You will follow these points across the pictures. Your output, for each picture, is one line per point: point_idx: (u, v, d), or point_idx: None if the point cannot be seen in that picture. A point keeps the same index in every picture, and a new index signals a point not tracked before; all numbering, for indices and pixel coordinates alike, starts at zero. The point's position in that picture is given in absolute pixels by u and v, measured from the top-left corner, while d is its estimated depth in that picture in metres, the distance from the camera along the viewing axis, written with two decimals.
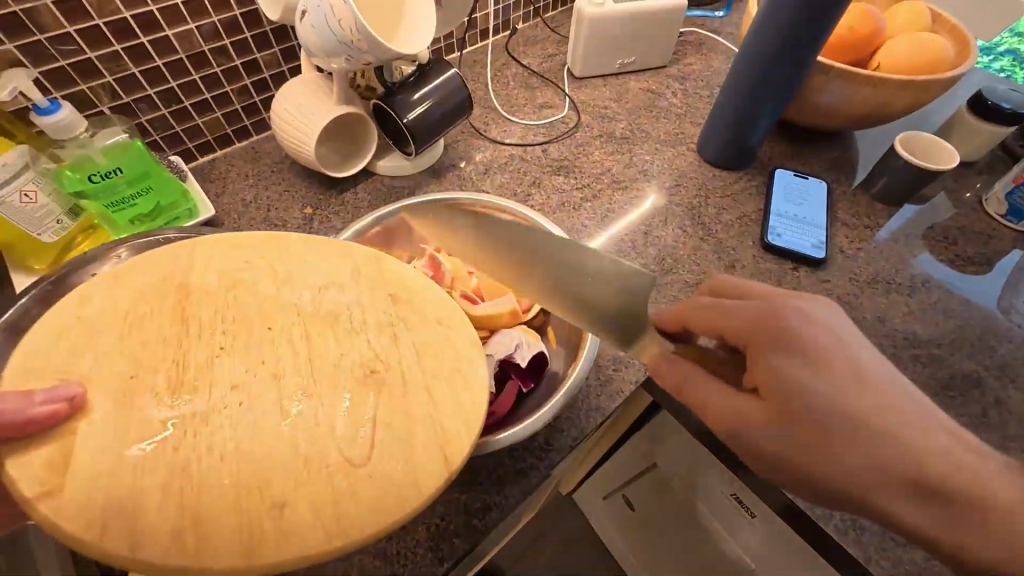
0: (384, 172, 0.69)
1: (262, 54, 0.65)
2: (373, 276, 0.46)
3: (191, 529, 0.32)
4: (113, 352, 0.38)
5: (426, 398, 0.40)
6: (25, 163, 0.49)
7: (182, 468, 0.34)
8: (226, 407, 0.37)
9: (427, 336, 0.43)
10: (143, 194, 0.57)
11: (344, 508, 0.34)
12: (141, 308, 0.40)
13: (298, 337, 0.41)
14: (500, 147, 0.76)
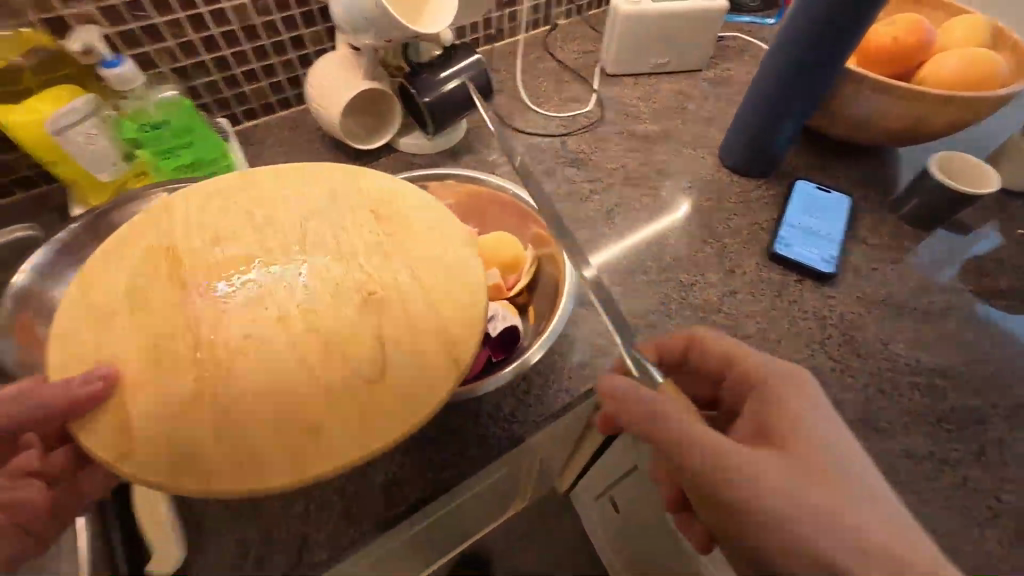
0: (404, 149, 0.72)
1: (307, 31, 0.71)
2: (355, 199, 0.50)
3: (249, 462, 0.36)
4: (134, 325, 0.41)
5: (410, 307, 0.44)
6: (90, 109, 0.56)
7: (214, 415, 0.38)
8: (243, 353, 0.40)
9: (411, 250, 0.47)
10: (189, 146, 0.64)
11: (373, 420, 0.39)
12: (152, 275, 0.44)
13: (295, 260, 0.45)
14: (520, 136, 0.78)
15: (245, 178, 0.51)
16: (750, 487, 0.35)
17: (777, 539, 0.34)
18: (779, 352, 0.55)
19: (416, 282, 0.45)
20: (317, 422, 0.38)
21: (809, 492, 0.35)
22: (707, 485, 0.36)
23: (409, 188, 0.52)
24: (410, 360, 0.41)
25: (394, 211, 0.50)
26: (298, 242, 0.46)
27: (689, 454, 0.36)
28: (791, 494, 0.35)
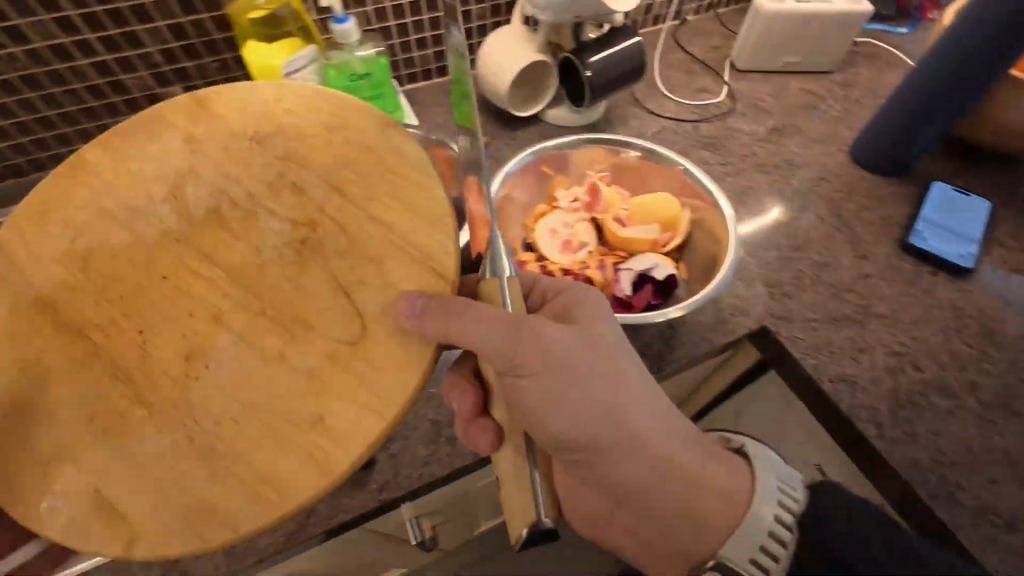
0: (551, 120, 0.80)
1: (475, 7, 0.77)
2: (249, 152, 0.51)
3: (261, 486, 0.42)
4: (73, 407, 0.45)
5: (335, 269, 0.48)
6: (309, 58, 0.67)
7: (200, 453, 0.43)
8: (189, 379, 0.45)
9: (313, 210, 0.50)
10: (377, 99, 0.72)
11: (330, 381, 0.44)
12: (74, 354, 0.47)
13: (189, 263, 0.49)
14: (654, 118, 0.83)
15: (101, 212, 0.51)
16: (549, 357, 0.44)
17: (564, 395, 0.45)
18: (915, 334, 0.58)
19: (378, 213, 0.49)
20: (314, 412, 0.43)
21: (592, 364, 0.46)
22: (510, 366, 0.43)
23: (284, 86, 0.55)
24: (346, 335, 0.45)
25: (279, 141, 0.52)
26: (212, 232, 0.50)
27: (500, 348, 0.43)
28: (586, 398, 0.45)
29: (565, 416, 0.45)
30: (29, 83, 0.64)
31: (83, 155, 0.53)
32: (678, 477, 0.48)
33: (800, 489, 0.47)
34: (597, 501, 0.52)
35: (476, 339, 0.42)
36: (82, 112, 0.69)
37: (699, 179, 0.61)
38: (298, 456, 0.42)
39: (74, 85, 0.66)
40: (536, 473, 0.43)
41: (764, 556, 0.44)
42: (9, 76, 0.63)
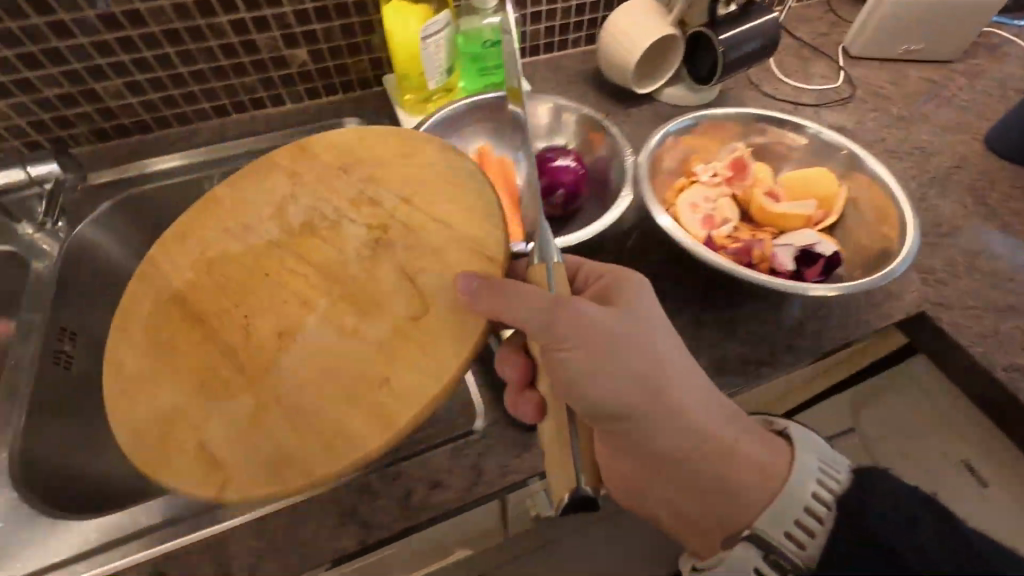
0: (667, 99, 0.79)
1: None
2: (331, 171, 0.60)
3: (334, 438, 0.44)
4: (183, 378, 0.50)
5: (407, 267, 0.53)
6: (444, 24, 0.66)
7: (286, 411, 0.46)
8: (286, 350, 0.50)
9: (383, 222, 0.56)
10: (504, 65, 0.72)
11: (401, 350, 0.47)
12: (190, 334, 0.52)
13: (287, 263, 0.55)
14: (770, 101, 0.81)
15: (220, 226, 0.59)
16: (583, 332, 0.42)
17: (604, 362, 0.42)
18: None
19: (440, 214, 0.55)
20: (381, 375, 0.46)
21: (624, 333, 0.43)
22: (540, 333, 0.42)
23: (368, 130, 0.63)
24: (410, 316, 0.49)
25: (364, 168, 0.60)
26: (305, 239, 0.57)
27: (534, 323, 0.42)
28: (619, 367, 0.42)
29: (597, 386, 0.41)
30: (170, 38, 0.64)
31: (212, 194, 0.61)
32: (717, 452, 0.42)
33: (841, 469, 0.40)
34: (629, 474, 0.47)
35: (517, 313, 0.42)
36: (212, 70, 0.70)
37: (860, 156, 0.58)
38: (362, 410, 0.45)
39: (210, 42, 0.66)
40: (577, 445, 0.41)
41: (793, 535, 0.38)
42: (154, 29, 0.63)
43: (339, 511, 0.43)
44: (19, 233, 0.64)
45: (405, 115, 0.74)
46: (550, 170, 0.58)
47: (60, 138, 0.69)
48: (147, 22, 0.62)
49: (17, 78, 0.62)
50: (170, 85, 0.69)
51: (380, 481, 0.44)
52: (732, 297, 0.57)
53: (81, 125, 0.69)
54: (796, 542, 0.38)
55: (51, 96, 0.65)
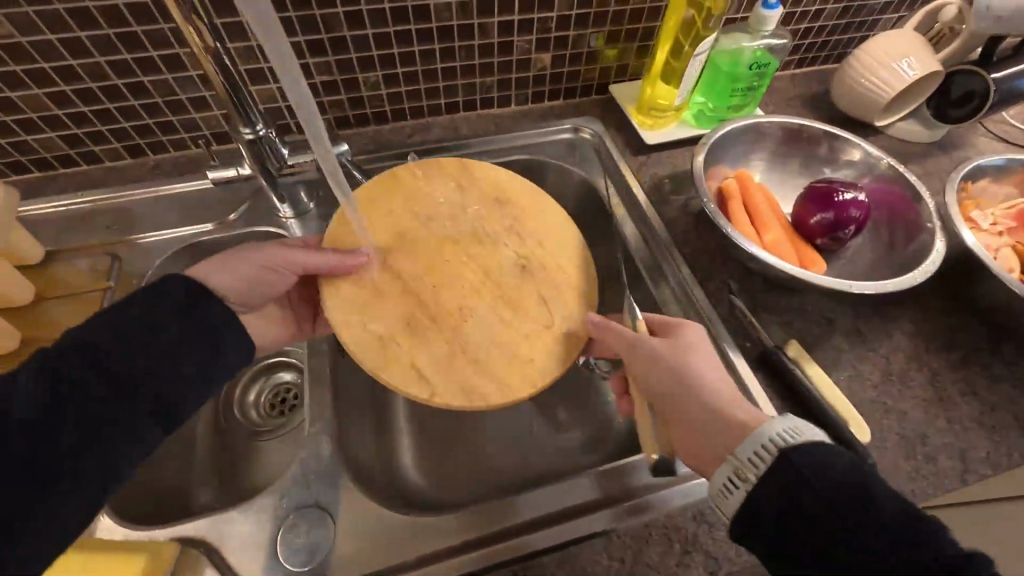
0: (897, 132, 0.75)
1: (832, 7, 0.75)
2: (481, 186, 0.57)
3: (505, 384, 0.46)
4: (386, 313, 0.48)
5: (550, 297, 0.51)
6: (706, 48, 0.65)
7: (466, 351, 0.48)
8: (465, 315, 0.49)
9: (533, 259, 0.53)
10: (752, 90, 0.70)
11: (546, 341, 0.49)
12: (377, 284, 0.49)
13: (460, 256, 0.52)
14: (1002, 143, 0.78)
15: (393, 204, 0.54)
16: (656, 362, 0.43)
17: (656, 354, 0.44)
18: None
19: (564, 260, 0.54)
20: (529, 354, 0.48)
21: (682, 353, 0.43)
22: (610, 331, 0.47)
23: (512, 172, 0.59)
24: (548, 322, 0.50)
25: (511, 202, 0.56)
26: (468, 245, 0.53)
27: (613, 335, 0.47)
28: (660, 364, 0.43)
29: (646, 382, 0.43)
30: (442, 34, 0.64)
31: (398, 171, 0.57)
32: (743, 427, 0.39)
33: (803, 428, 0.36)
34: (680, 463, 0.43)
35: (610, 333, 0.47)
36: (463, 68, 0.70)
37: None
38: (521, 378, 0.47)
39: (474, 41, 0.66)
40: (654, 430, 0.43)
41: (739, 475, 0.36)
42: (432, 25, 0.63)
43: (681, 539, 0.43)
44: (279, 216, 0.65)
45: (638, 126, 0.74)
46: (838, 205, 0.57)
47: None
48: (429, 18, 0.62)
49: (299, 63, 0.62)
50: (421, 79, 0.70)
51: (714, 511, 0.44)
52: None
53: (330, 112, 0.70)
54: (743, 480, 0.36)
55: (318, 82, 0.66)
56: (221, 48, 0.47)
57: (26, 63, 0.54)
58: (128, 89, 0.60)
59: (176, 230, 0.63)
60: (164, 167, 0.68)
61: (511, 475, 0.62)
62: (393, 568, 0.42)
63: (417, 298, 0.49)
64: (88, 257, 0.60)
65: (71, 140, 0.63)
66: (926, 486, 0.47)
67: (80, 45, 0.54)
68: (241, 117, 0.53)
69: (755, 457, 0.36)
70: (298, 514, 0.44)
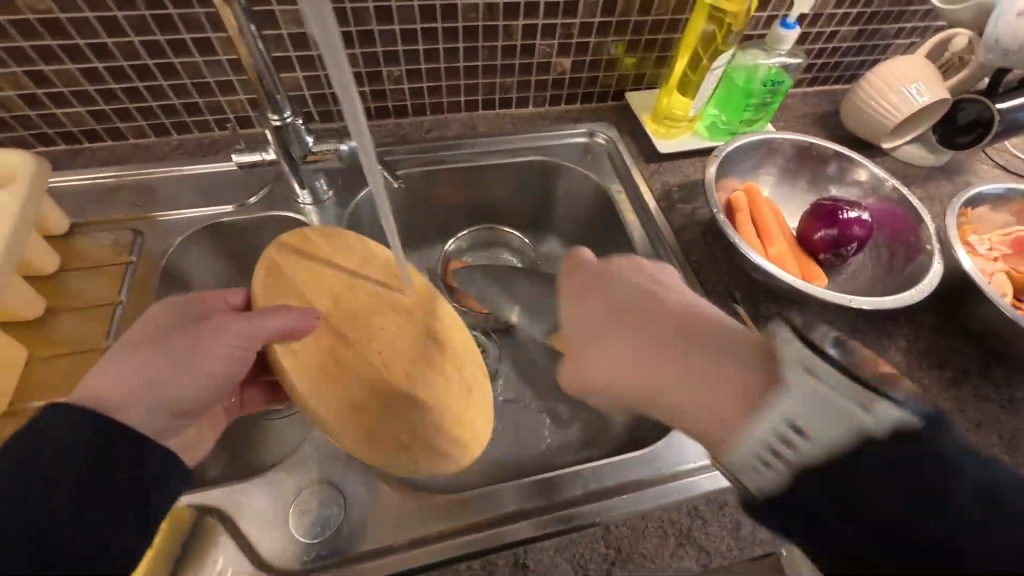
0: (901, 155, 0.78)
1: (846, 29, 0.77)
2: (377, 262, 0.54)
3: (456, 442, 0.49)
4: (340, 393, 0.47)
5: (466, 364, 0.53)
6: (723, 63, 0.67)
7: (420, 419, 0.48)
8: (409, 384, 0.49)
9: (440, 325, 0.53)
10: (765, 106, 0.72)
11: (472, 400, 0.51)
12: (328, 364, 0.48)
13: (382, 334, 0.51)
14: (1001, 170, 0.81)
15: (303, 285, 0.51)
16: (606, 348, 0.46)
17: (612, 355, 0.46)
18: None
19: (460, 331, 0.55)
20: (467, 415, 0.50)
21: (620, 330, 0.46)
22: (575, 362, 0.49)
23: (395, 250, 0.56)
24: (470, 381, 0.53)
25: (401, 276, 0.54)
26: (383, 321, 0.51)
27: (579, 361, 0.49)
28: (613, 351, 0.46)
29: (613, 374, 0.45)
30: (467, 34, 0.66)
31: (303, 243, 0.53)
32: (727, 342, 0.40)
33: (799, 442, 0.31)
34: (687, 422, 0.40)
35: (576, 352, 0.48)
36: (485, 68, 0.71)
37: None
38: (454, 439, 0.49)
39: (498, 42, 0.68)
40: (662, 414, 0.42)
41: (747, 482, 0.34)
42: (458, 25, 0.65)
43: (676, 531, 0.44)
44: (298, 202, 0.67)
45: (651, 134, 0.76)
46: (842, 222, 0.59)
47: (330, 112, 0.71)
48: (456, 17, 0.64)
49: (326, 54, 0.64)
50: (443, 76, 0.71)
51: (709, 508, 0.46)
52: (1013, 376, 0.57)
53: (352, 103, 0.71)
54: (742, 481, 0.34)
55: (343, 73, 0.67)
56: (254, 29, 0.48)
57: (62, 38, 0.55)
58: (157, 69, 0.61)
59: (196, 210, 0.64)
60: (187, 147, 0.69)
61: (511, 467, 0.64)
62: (403, 545, 0.44)
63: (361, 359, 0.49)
64: (109, 231, 0.61)
65: (97, 115, 0.64)
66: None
67: (116, 24, 0.56)
68: (270, 103, 0.54)
69: (758, 467, 0.33)
70: (314, 490, 0.46)
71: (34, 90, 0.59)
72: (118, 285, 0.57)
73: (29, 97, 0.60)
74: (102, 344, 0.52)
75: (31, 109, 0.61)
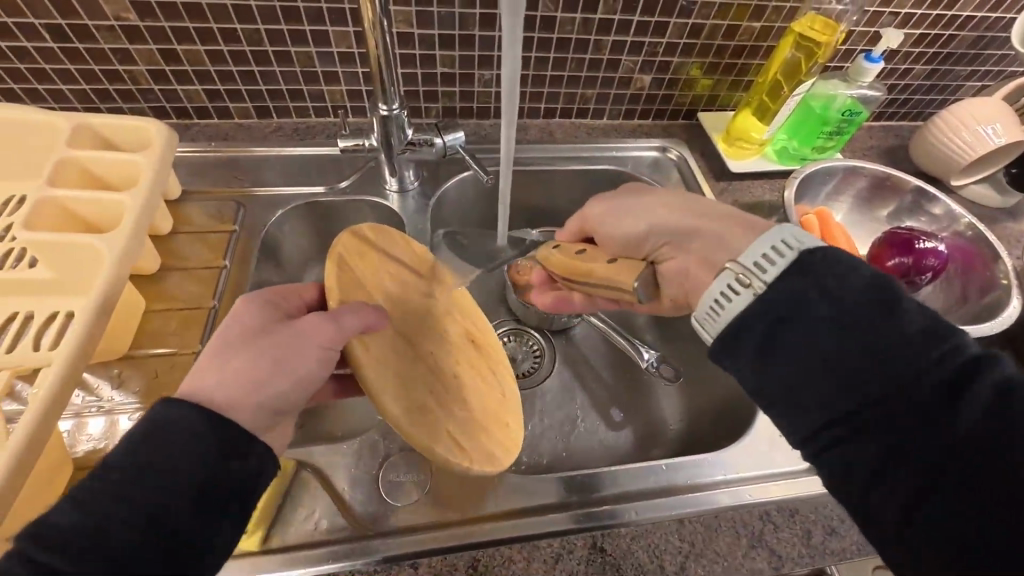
0: (969, 194, 0.79)
1: (920, 67, 0.79)
2: (417, 265, 0.53)
3: (501, 442, 0.48)
4: (400, 388, 0.44)
5: (499, 368, 0.53)
6: (803, 91, 0.69)
7: (470, 417, 0.47)
8: (457, 384, 0.49)
9: (483, 337, 0.54)
10: (839, 134, 0.74)
11: (507, 402, 0.51)
12: (388, 358, 0.45)
13: (428, 335, 0.49)
14: None
15: (359, 275, 0.48)
16: (636, 223, 0.48)
17: (638, 220, 0.48)
18: None
19: (489, 337, 0.55)
20: (505, 418, 0.50)
21: (669, 215, 0.46)
22: (608, 221, 0.50)
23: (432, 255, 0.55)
24: (504, 389, 0.52)
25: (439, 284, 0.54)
26: (427, 322, 0.50)
27: (575, 215, 0.54)
28: (671, 230, 0.46)
29: (622, 231, 0.49)
30: (559, 45, 0.70)
31: (354, 232, 0.50)
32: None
33: (810, 238, 0.37)
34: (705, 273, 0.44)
35: (639, 223, 0.48)
36: (569, 78, 0.75)
37: None
38: (498, 442, 0.48)
39: (587, 55, 0.71)
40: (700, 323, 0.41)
41: (744, 276, 0.38)
42: (553, 36, 0.68)
43: (747, 533, 0.46)
44: (385, 188, 0.70)
45: (722, 153, 0.78)
46: (917, 252, 0.60)
47: (419, 108, 0.74)
48: (552, 28, 0.67)
49: (427, 54, 0.67)
50: (529, 82, 0.74)
51: (780, 515, 0.48)
52: None
53: (441, 102, 0.74)
54: (746, 286, 0.37)
55: (438, 73, 0.70)
56: (385, 24, 0.52)
57: (199, 22, 0.60)
58: (274, 56, 0.65)
59: (297, 187, 0.69)
60: (285, 130, 0.73)
61: (570, 462, 0.66)
62: (489, 518, 0.46)
63: (422, 358, 0.47)
64: (214, 202, 0.66)
65: (211, 94, 0.69)
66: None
67: (248, 13, 0.60)
68: (382, 94, 0.59)
69: (763, 260, 0.37)
70: (398, 455, 0.50)
71: (162, 67, 0.64)
72: (221, 250, 0.61)
73: (157, 73, 0.65)
74: (208, 303, 0.56)
75: (155, 84, 0.66)
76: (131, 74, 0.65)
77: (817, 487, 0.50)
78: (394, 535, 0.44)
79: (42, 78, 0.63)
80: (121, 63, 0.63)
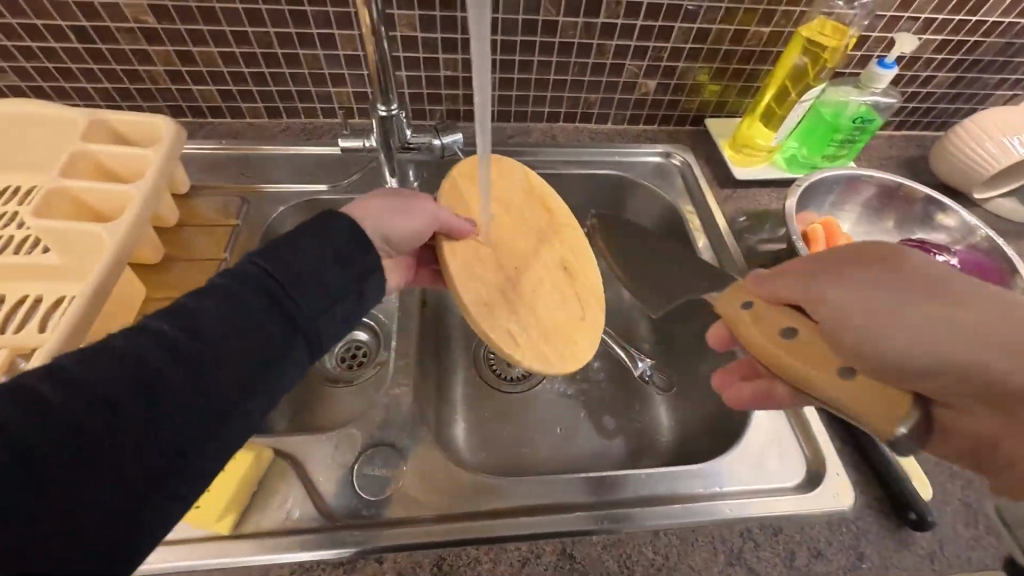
0: (993, 208, 0.75)
1: (943, 75, 0.76)
2: (524, 189, 0.57)
3: (568, 346, 0.48)
4: (477, 275, 0.49)
5: (586, 299, 0.53)
6: (813, 96, 0.68)
7: (539, 321, 0.49)
8: (537, 288, 0.50)
9: (573, 268, 0.54)
10: (852, 142, 0.71)
11: (588, 322, 0.51)
12: (478, 249, 0.50)
13: (517, 242, 0.52)
14: None
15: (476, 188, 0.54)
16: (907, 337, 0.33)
17: (907, 329, 0.33)
18: None
19: (591, 269, 0.55)
20: (577, 334, 0.50)
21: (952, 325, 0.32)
22: (854, 329, 0.35)
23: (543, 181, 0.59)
24: (582, 314, 0.51)
25: (542, 211, 0.56)
26: (523, 233, 0.54)
27: (792, 279, 0.41)
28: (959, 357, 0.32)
29: (891, 346, 0.34)
30: (562, 49, 0.70)
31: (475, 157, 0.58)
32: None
33: None
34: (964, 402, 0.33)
35: (910, 338, 0.33)
36: (573, 82, 0.75)
37: None
38: (561, 351, 0.48)
39: (590, 59, 0.71)
40: None
41: None
42: (555, 40, 0.69)
43: (726, 550, 0.45)
44: None
45: (728, 160, 0.76)
46: None
47: (423, 111, 0.75)
48: (555, 33, 0.68)
49: (430, 57, 0.68)
50: (533, 86, 0.75)
51: (761, 532, 0.46)
52: None
53: (445, 105, 0.75)
54: None
55: (442, 76, 0.71)
56: (382, 27, 0.53)
57: (213, 25, 0.63)
58: (283, 58, 0.67)
59: (299, 185, 0.71)
60: (294, 130, 0.75)
61: (558, 466, 0.65)
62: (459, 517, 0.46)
63: (499, 264, 0.50)
64: (221, 196, 0.68)
65: (224, 94, 0.71)
66: (986, 556, 0.46)
67: (258, 15, 0.63)
68: (381, 95, 0.60)
69: None
70: (376, 451, 0.50)
71: (178, 67, 0.67)
72: (222, 243, 0.63)
73: (174, 73, 0.68)
74: None
75: (172, 84, 0.69)
76: (150, 74, 0.68)
77: (806, 508, 0.47)
78: (364, 528, 0.44)
79: (69, 77, 0.67)
80: (141, 63, 0.66)
